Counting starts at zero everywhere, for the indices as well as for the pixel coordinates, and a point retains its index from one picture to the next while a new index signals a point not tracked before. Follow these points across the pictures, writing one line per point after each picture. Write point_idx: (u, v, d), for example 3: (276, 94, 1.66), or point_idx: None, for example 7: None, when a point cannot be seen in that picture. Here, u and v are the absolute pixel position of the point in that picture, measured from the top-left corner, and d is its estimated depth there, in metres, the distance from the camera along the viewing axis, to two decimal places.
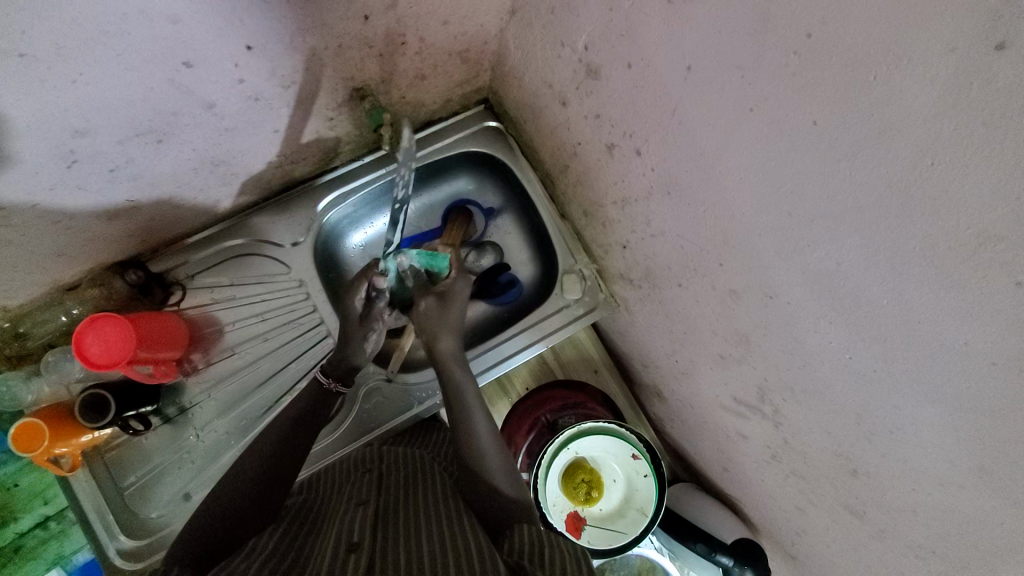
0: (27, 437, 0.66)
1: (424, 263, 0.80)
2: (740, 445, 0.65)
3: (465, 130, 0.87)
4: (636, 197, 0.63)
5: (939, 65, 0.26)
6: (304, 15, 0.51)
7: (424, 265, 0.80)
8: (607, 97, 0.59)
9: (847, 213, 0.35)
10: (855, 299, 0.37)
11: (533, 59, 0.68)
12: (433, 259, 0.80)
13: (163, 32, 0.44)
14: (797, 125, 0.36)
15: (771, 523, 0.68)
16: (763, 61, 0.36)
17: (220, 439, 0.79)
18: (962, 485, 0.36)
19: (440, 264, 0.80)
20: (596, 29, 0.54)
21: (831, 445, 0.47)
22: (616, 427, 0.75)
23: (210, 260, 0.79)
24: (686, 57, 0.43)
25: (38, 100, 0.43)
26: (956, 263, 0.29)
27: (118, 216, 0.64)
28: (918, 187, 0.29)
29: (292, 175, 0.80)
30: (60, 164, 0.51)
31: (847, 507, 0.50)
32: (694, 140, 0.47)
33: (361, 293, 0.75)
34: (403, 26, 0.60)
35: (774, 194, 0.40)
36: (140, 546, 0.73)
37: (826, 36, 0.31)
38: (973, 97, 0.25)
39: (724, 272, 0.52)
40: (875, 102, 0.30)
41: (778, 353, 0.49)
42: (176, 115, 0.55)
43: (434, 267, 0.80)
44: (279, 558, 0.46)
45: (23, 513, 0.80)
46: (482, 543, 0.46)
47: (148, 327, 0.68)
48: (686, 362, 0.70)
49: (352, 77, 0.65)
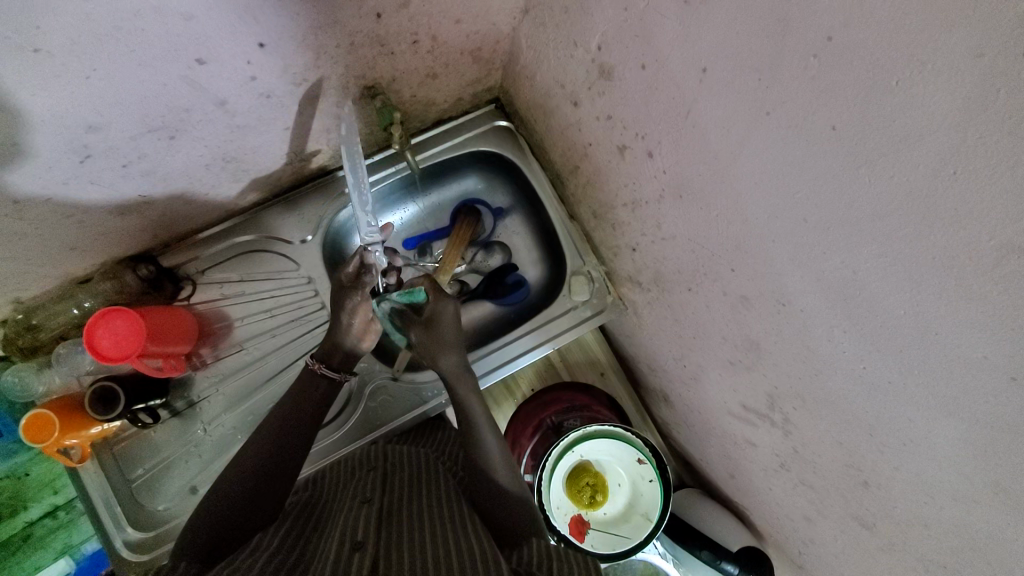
0: (38, 427, 0.67)
1: (403, 300, 0.74)
2: (748, 452, 0.64)
3: (476, 130, 0.87)
4: (647, 199, 0.63)
5: (964, 72, 0.25)
6: (316, 13, 0.51)
7: (403, 303, 0.74)
8: (620, 98, 0.58)
9: (864, 220, 0.34)
10: (870, 310, 0.36)
11: (546, 58, 0.68)
12: (411, 296, 0.74)
13: (176, 29, 0.44)
14: (816, 129, 0.35)
15: (777, 532, 0.67)
16: (781, 62, 0.35)
17: (228, 433, 0.80)
18: (977, 501, 0.35)
19: (420, 299, 0.74)
20: (610, 29, 0.53)
21: (841, 455, 0.46)
22: (623, 431, 0.74)
23: (220, 256, 0.80)
24: (702, 59, 0.43)
25: (51, 95, 0.44)
26: (977, 274, 0.28)
27: (130, 210, 0.65)
28: (938, 197, 0.29)
29: (304, 171, 0.80)
30: (73, 159, 0.52)
31: (857, 519, 0.49)
32: (707, 143, 0.47)
33: (349, 263, 0.72)
34: (415, 24, 0.60)
35: (789, 199, 0.40)
36: (145, 539, 0.74)
37: (847, 38, 0.30)
38: (999, 104, 0.24)
39: (736, 277, 0.51)
40: (897, 109, 0.29)
41: (792, 361, 0.48)
42: (188, 111, 0.55)
43: (415, 303, 0.75)
44: (284, 554, 0.46)
45: (32, 502, 0.82)
46: (486, 550, 0.45)
47: (158, 320, 0.68)
48: (694, 367, 0.69)
49: (364, 75, 0.65)
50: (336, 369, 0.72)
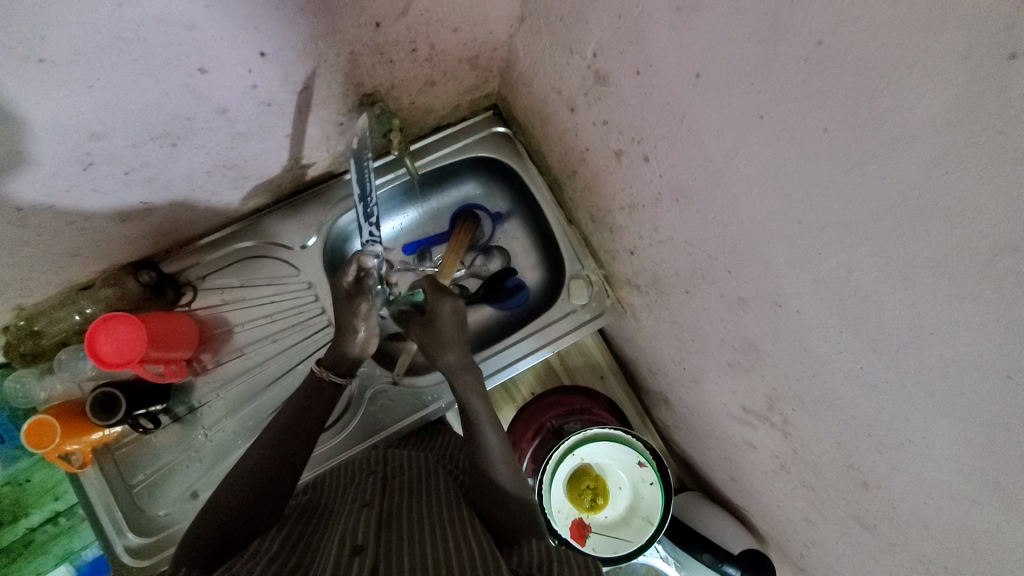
0: (39, 433, 0.67)
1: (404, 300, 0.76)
2: (747, 454, 0.65)
3: (475, 136, 0.88)
4: (644, 203, 0.63)
5: (952, 75, 0.26)
6: (316, 22, 0.52)
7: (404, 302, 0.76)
8: (615, 103, 0.59)
9: (858, 221, 0.34)
10: (866, 310, 0.37)
11: (543, 65, 0.69)
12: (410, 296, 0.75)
13: (178, 38, 0.45)
14: (809, 133, 0.35)
15: (779, 534, 0.67)
16: (773, 67, 0.36)
17: (228, 439, 0.80)
18: (976, 500, 0.35)
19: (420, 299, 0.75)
20: (605, 35, 0.54)
21: (840, 456, 0.47)
22: (623, 434, 0.75)
23: (221, 261, 0.80)
24: (696, 65, 0.43)
25: (55, 104, 0.44)
26: (971, 272, 0.29)
27: (132, 217, 0.65)
28: (931, 198, 0.29)
29: (304, 177, 0.81)
30: (76, 167, 0.52)
31: (857, 520, 0.49)
32: (703, 147, 0.47)
33: (348, 272, 0.71)
34: (414, 33, 0.60)
35: (783, 202, 0.40)
36: (148, 543, 0.74)
37: (837, 44, 0.31)
38: (986, 106, 0.25)
39: (732, 279, 0.52)
40: (887, 112, 0.30)
41: (789, 362, 0.48)
42: (190, 119, 0.56)
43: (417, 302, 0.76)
44: (285, 558, 0.46)
45: (34, 508, 0.82)
46: (485, 554, 0.45)
47: (159, 326, 0.69)
48: (693, 369, 0.69)
49: (363, 83, 0.65)
50: (343, 375, 0.73)
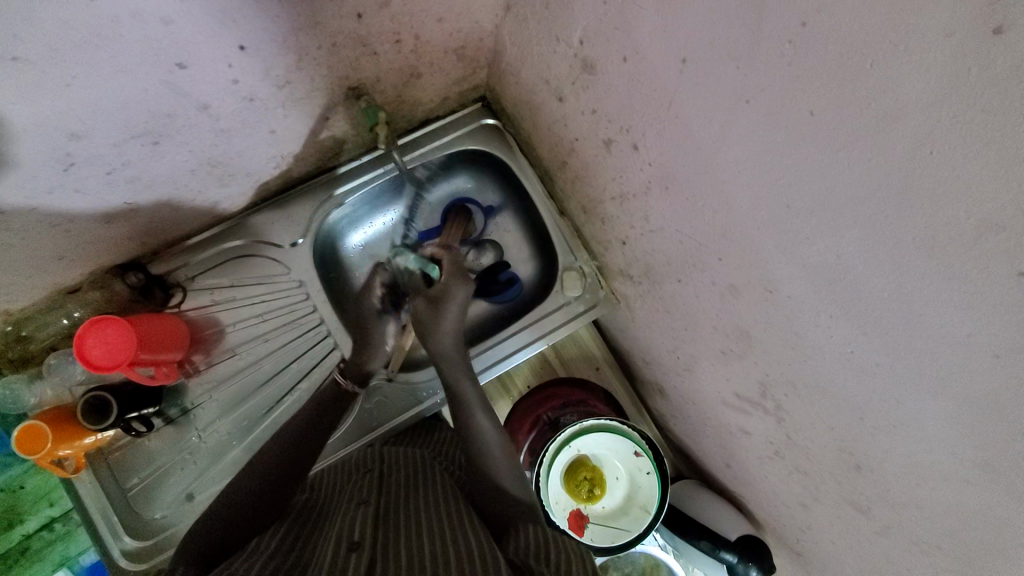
0: (30, 439, 0.67)
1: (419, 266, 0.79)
2: (742, 441, 0.65)
3: (464, 129, 0.87)
4: (634, 192, 0.63)
5: (936, 52, 0.26)
6: (296, 14, 0.51)
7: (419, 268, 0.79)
8: (603, 92, 0.58)
9: (846, 204, 0.34)
10: (855, 292, 0.37)
11: (530, 54, 0.68)
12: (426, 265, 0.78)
13: (156, 33, 0.44)
14: (795, 116, 0.35)
15: (775, 519, 0.68)
16: (759, 49, 0.36)
17: (223, 439, 0.79)
18: (968, 479, 0.35)
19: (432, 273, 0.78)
20: (591, 23, 0.53)
21: (834, 440, 0.47)
22: (619, 424, 0.75)
23: (210, 261, 0.79)
24: (681, 50, 0.43)
25: (32, 103, 0.43)
26: (960, 251, 0.28)
27: (117, 218, 0.65)
28: (916, 178, 0.29)
29: (292, 174, 0.80)
30: (57, 167, 0.51)
31: (852, 503, 0.49)
32: (691, 134, 0.47)
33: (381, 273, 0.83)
34: (397, 24, 0.60)
35: (771, 188, 0.40)
36: (145, 547, 0.74)
37: (821, 24, 0.30)
38: (972, 82, 0.25)
39: (723, 266, 0.52)
40: (872, 92, 0.29)
41: (780, 347, 0.48)
42: (172, 116, 0.55)
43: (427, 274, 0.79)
44: (283, 556, 0.46)
45: (29, 515, 0.81)
46: (482, 547, 0.45)
47: (149, 328, 0.68)
48: (687, 358, 0.69)
49: (347, 76, 0.65)
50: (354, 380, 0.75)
